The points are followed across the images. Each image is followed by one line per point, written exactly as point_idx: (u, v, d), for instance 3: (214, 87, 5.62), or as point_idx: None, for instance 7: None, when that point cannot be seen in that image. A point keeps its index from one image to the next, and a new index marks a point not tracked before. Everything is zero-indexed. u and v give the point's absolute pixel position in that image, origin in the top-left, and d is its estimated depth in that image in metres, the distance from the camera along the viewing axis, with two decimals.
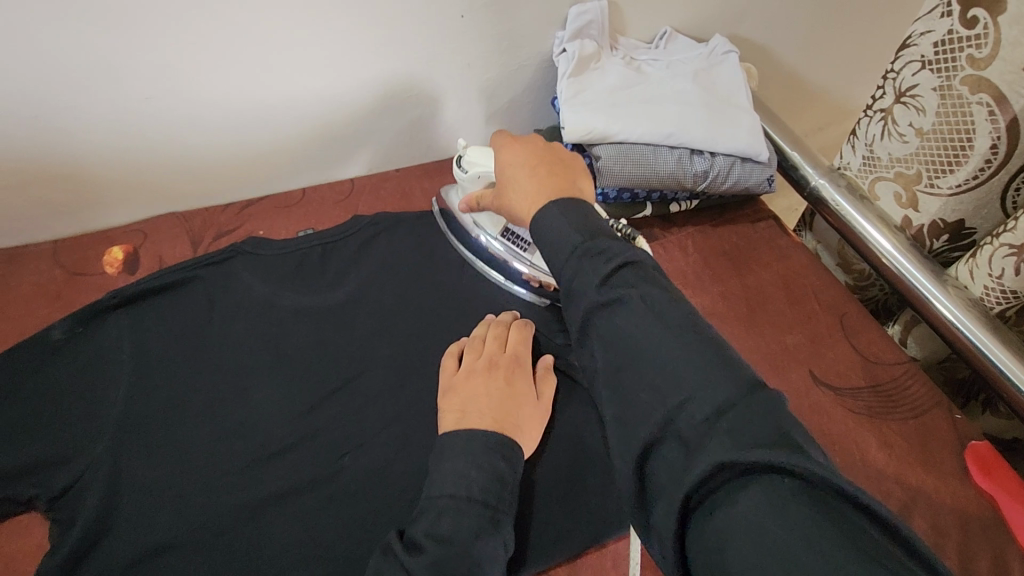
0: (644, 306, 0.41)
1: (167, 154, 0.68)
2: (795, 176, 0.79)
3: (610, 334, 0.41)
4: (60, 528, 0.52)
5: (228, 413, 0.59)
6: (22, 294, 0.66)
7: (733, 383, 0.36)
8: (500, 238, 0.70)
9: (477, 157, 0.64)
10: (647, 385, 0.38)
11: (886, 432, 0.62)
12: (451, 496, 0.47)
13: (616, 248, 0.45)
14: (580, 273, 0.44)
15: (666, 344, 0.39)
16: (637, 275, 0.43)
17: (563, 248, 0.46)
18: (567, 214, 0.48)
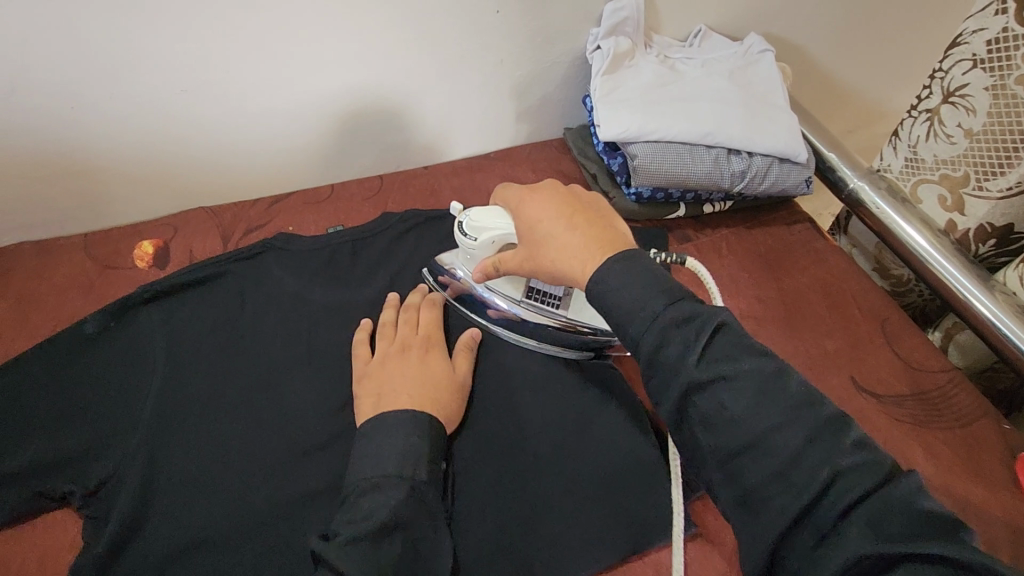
0: (752, 387, 0.38)
1: (195, 149, 0.68)
2: (832, 177, 0.77)
3: (716, 415, 0.39)
4: (95, 522, 0.51)
5: (261, 410, 0.58)
6: (55, 287, 0.66)
7: (869, 469, 0.35)
8: (526, 300, 0.65)
9: (484, 221, 0.60)
10: (765, 464, 0.37)
11: (932, 441, 0.60)
12: (368, 477, 0.49)
13: (701, 312, 0.41)
14: (669, 347, 0.40)
15: (780, 416, 0.37)
16: (727, 344, 0.40)
17: (641, 316, 0.42)
18: (636, 270, 0.44)
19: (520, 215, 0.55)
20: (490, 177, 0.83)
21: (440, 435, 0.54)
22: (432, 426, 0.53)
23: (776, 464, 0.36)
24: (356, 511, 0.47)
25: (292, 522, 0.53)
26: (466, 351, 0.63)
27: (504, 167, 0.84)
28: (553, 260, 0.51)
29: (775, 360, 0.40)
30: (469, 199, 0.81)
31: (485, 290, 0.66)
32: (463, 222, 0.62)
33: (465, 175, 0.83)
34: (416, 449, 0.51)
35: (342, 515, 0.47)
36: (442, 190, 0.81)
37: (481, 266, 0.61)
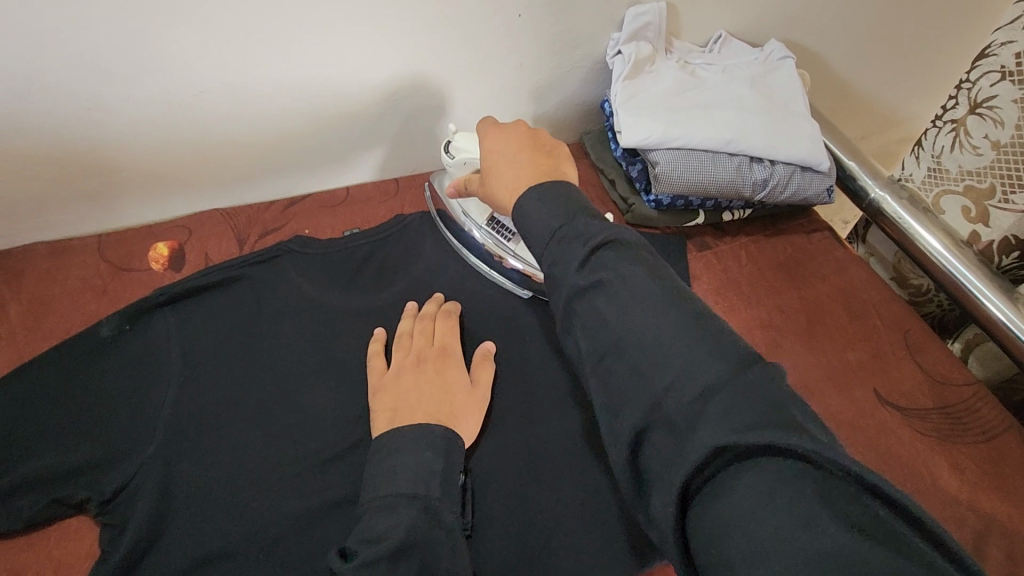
0: (623, 287, 0.40)
1: (211, 152, 0.67)
2: (851, 186, 0.77)
3: (593, 319, 0.41)
4: (111, 531, 0.50)
5: (280, 416, 0.58)
6: (68, 289, 0.65)
7: (722, 358, 0.35)
8: (485, 227, 0.70)
9: (464, 144, 0.65)
10: (630, 362, 0.38)
11: (956, 456, 0.59)
12: (385, 496, 0.48)
13: (593, 227, 0.44)
14: (558, 260, 0.44)
15: (645, 313, 0.39)
16: (611, 254, 0.43)
17: (541, 234, 0.46)
18: (544, 195, 0.48)
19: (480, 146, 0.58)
20: None
21: (458, 449, 0.52)
22: (449, 441, 0.52)
23: (637, 359, 0.38)
24: (369, 530, 0.45)
25: (313, 531, 0.52)
26: (483, 359, 0.62)
27: None
28: (495, 190, 0.56)
29: (659, 269, 0.42)
30: None
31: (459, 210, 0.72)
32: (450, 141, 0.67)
33: None
34: (429, 464, 0.49)
35: (357, 533, 0.45)
36: None
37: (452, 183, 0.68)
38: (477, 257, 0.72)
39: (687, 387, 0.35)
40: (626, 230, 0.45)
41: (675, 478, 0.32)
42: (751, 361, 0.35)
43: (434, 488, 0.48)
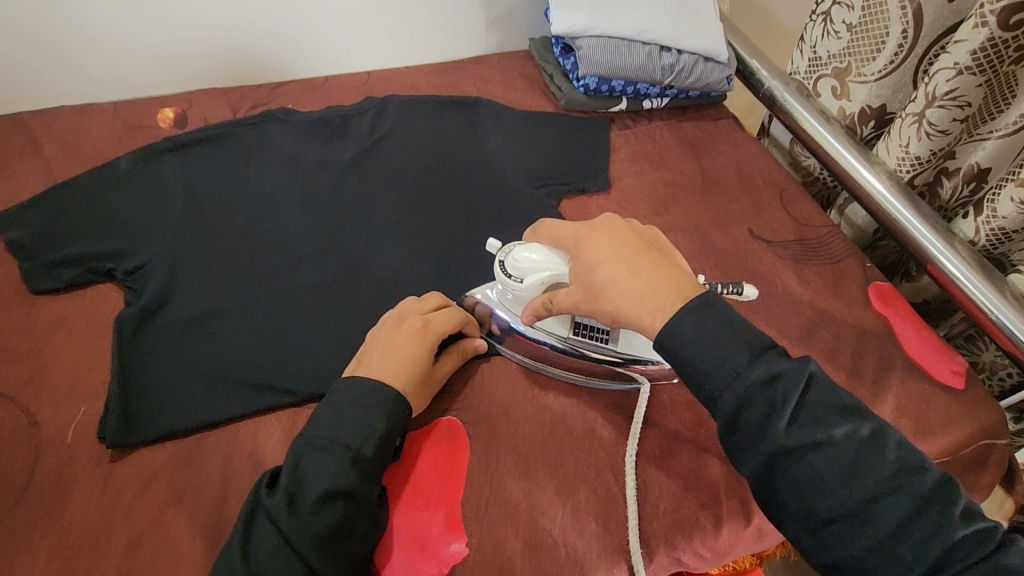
0: (850, 459, 0.44)
1: (212, 30, 0.82)
2: (752, 80, 0.91)
3: (811, 483, 0.44)
4: (132, 293, 0.63)
5: (263, 227, 0.70)
6: (92, 137, 0.78)
7: (965, 535, 0.42)
8: (573, 338, 0.61)
9: (529, 260, 0.58)
10: (865, 534, 0.43)
11: (806, 273, 0.73)
12: (319, 438, 0.49)
13: (785, 371, 0.46)
14: (753, 408, 0.45)
15: (869, 485, 0.43)
16: (813, 402, 0.46)
17: (725, 375, 0.46)
18: (722, 325, 0.48)
19: (579, 250, 0.55)
20: (464, 75, 0.94)
21: (406, 420, 0.53)
22: (397, 408, 0.52)
23: (877, 533, 0.43)
24: (303, 470, 0.48)
25: (284, 299, 0.65)
26: (456, 353, 0.60)
27: (477, 66, 0.96)
28: (615, 301, 0.51)
29: (867, 424, 0.46)
30: (444, 90, 0.92)
31: (529, 329, 0.61)
32: (505, 262, 0.60)
33: (443, 74, 0.94)
34: (373, 422, 0.50)
35: (287, 466, 0.48)
36: (423, 85, 0.92)
37: (530, 309, 0.58)
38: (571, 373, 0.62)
39: (928, 559, 0.42)
40: (813, 371, 0.47)
41: None
42: (978, 535, 0.43)
43: (369, 449, 0.50)
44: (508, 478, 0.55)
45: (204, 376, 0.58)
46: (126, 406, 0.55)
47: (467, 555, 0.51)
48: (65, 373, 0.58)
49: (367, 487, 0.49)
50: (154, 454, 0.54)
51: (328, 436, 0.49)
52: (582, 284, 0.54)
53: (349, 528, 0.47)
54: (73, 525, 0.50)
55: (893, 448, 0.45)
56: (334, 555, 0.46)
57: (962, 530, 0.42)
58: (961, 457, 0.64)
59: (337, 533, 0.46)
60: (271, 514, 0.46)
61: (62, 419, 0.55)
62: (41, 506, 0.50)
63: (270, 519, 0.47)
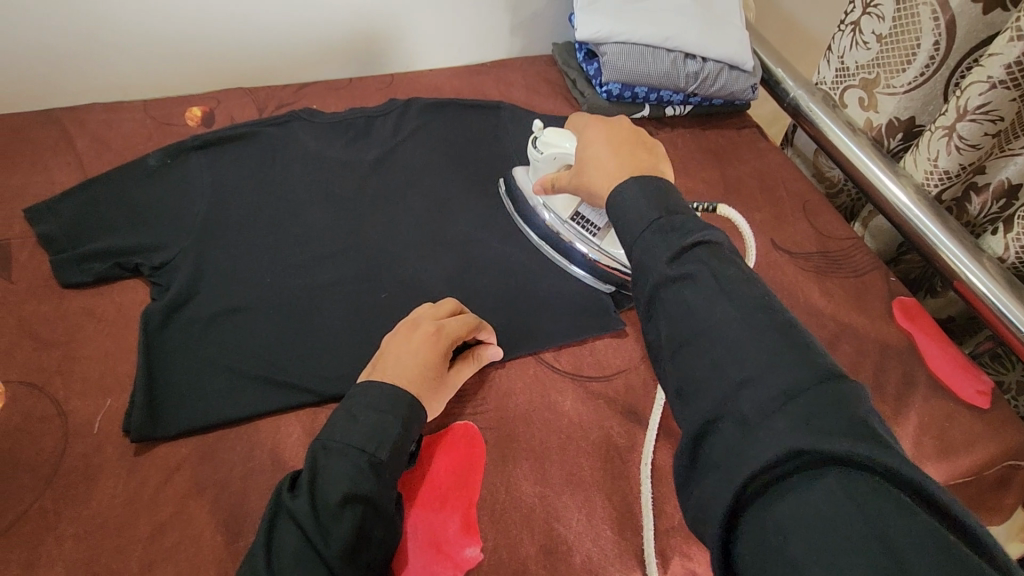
0: (712, 287, 0.42)
1: (240, 29, 0.83)
2: (777, 89, 0.90)
3: (674, 309, 0.43)
4: (159, 288, 0.64)
5: (287, 226, 0.71)
6: (122, 133, 0.79)
7: (810, 370, 0.37)
8: (569, 222, 0.71)
9: (554, 140, 0.67)
10: (710, 361, 0.40)
11: (829, 285, 0.73)
12: (337, 442, 0.49)
13: (688, 223, 0.46)
14: (653, 249, 0.45)
15: (722, 312, 0.41)
16: (704, 250, 0.44)
17: (637, 223, 0.47)
18: (648, 190, 0.49)
19: (583, 136, 0.61)
20: (487, 78, 0.95)
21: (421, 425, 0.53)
22: (411, 411, 0.52)
23: (718, 355, 0.40)
24: (323, 474, 0.48)
25: (307, 297, 0.66)
26: (471, 359, 0.60)
27: (500, 69, 0.96)
28: (591, 179, 0.57)
29: (743, 271, 0.44)
30: (466, 93, 0.92)
31: (540, 204, 0.73)
32: (537, 138, 0.69)
33: (466, 77, 0.95)
34: (388, 427, 0.51)
35: (305, 471, 0.48)
36: (446, 88, 0.93)
37: (540, 181, 0.69)
38: (558, 251, 0.72)
39: (760, 388, 0.37)
40: (723, 235, 0.46)
41: (741, 472, 0.34)
42: (827, 374, 0.36)
43: (385, 453, 0.50)
44: (524, 483, 0.55)
45: (227, 372, 0.59)
46: (151, 400, 0.56)
47: (483, 559, 0.51)
48: (91, 364, 0.59)
49: (385, 493, 0.49)
50: (177, 448, 0.55)
51: (343, 441, 0.50)
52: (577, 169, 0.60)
53: (368, 532, 0.47)
54: (96, 515, 0.50)
55: (761, 293, 0.42)
56: (356, 559, 0.46)
57: (804, 365, 0.37)
58: (984, 477, 0.63)
59: (356, 538, 0.46)
60: (294, 517, 0.46)
61: (89, 411, 0.56)
62: (66, 494, 0.51)
63: (290, 523, 0.46)
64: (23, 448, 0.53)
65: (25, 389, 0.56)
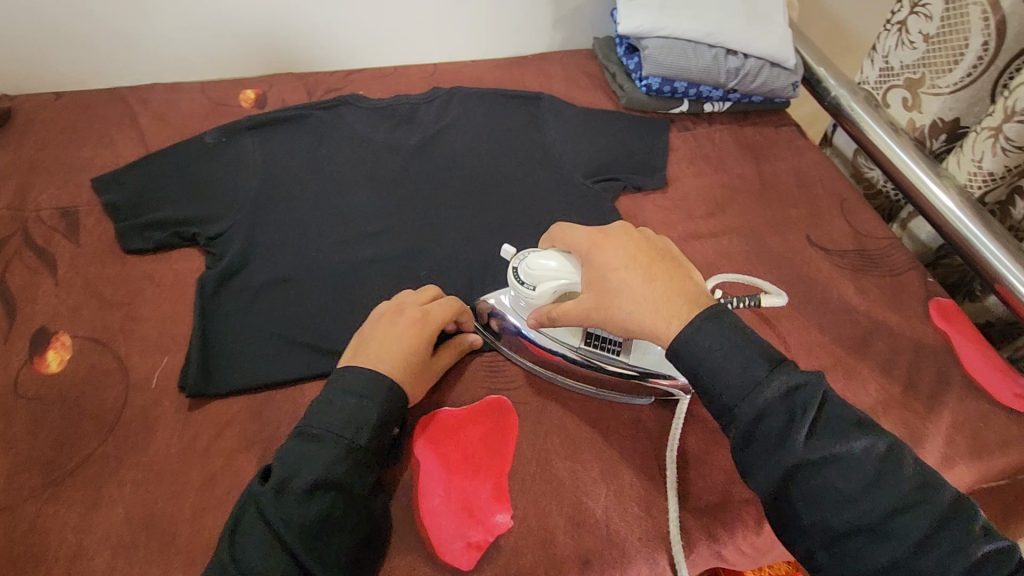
0: (869, 471, 0.44)
1: (294, 16, 0.86)
2: (818, 88, 0.90)
3: (825, 494, 0.44)
4: (213, 257, 0.68)
5: (334, 204, 0.74)
6: (181, 112, 0.83)
7: (987, 555, 0.42)
8: (584, 348, 0.59)
9: (543, 267, 0.57)
10: (881, 548, 0.42)
11: (864, 282, 0.73)
12: (311, 429, 0.50)
13: (805, 385, 0.46)
14: (770, 420, 0.45)
15: (887, 499, 0.43)
16: (830, 418, 0.46)
17: (744, 385, 0.47)
18: (741, 338, 0.48)
19: (587, 252, 0.55)
20: (527, 70, 0.97)
21: (401, 411, 0.54)
22: (393, 396, 0.52)
23: (899, 549, 0.42)
24: (292, 460, 0.48)
25: (351, 271, 0.68)
26: (448, 349, 0.61)
27: (541, 62, 0.98)
28: (627, 309, 0.51)
29: (881, 437, 0.46)
30: (508, 83, 0.94)
31: (539, 336, 0.60)
32: (518, 268, 0.59)
33: (506, 69, 0.97)
34: (365, 413, 0.51)
35: (278, 458, 0.49)
36: (487, 78, 0.95)
37: (536, 315, 0.58)
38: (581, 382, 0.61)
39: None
40: (831, 391, 0.47)
41: None
42: (1003, 556, 0.42)
43: (361, 438, 0.50)
44: (556, 458, 0.57)
45: (275, 337, 0.62)
46: (205, 359, 0.59)
47: (512, 526, 0.53)
48: (150, 325, 0.62)
49: (358, 478, 0.49)
50: (228, 405, 0.58)
51: (321, 426, 0.50)
52: (591, 289, 0.54)
53: (339, 518, 0.47)
54: (154, 462, 0.54)
55: (909, 463, 0.45)
56: (323, 549, 0.46)
57: (980, 548, 0.42)
58: (1018, 480, 0.63)
59: (326, 525, 0.47)
60: (258, 503, 0.46)
61: (148, 367, 0.59)
62: (126, 443, 0.54)
63: (258, 510, 0.47)
64: (88, 398, 0.57)
65: (91, 344, 0.60)
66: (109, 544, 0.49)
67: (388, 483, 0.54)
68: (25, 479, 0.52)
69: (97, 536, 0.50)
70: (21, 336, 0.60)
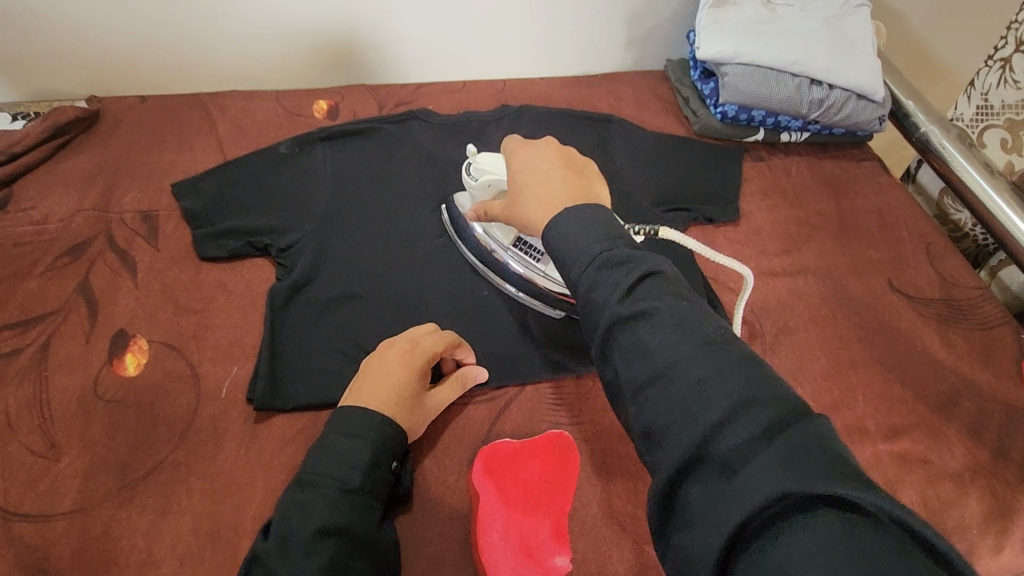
0: (670, 325, 0.40)
1: (370, 29, 0.87)
2: (906, 123, 0.85)
3: (633, 348, 0.41)
4: (284, 269, 0.69)
5: (401, 220, 0.75)
6: (257, 120, 0.85)
7: (774, 402, 0.35)
8: (512, 249, 0.67)
9: (487, 166, 0.63)
10: (671, 395, 0.38)
11: (951, 335, 0.69)
12: (308, 475, 0.48)
13: (635, 257, 0.44)
14: (600, 287, 0.43)
15: (686, 353, 0.39)
16: (657, 286, 0.43)
17: (581, 257, 0.46)
18: (588, 220, 0.48)
19: (511, 162, 0.60)
20: (597, 90, 0.95)
21: (400, 446, 0.52)
22: (388, 431, 0.51)
23: (684, 396, 0.38)
24: (293, 510, 0.46)
25: (417, 290, 0.68)
26: (454, 381, 0.59)
27: (611, 83, 0.96)
28: (526, 209, 0.56)
29: (699, 307, 0.43)
30: (577, 103, 0.93)
31: (477, 231, 0.69)
32: (471, 163, 0.65)
33: (575, 88, 0.95)
34: (360, 452, 0.50)
35: (279, 511, 0.47)
36: (556, 98, 0.93)
37: (476, 206, 0.65)
38: (508, 281, 0.68)
39: (743, 420, 0.35)
40: (670, 268, 0.45)
41: (724, 517, 0.32)
42: (799, 411, 0.35)
43: (360, 478, 0.49)
44: (619, 501, 0.55)
45: (342, 355, 0.63)
46: (273, 373, 0.60)
47: (571, 569, 0.51)
48: (222, 334, 0.64)
49: (364, 521, 0.48)
50: (294, 420, 0.58)
51: (318, 469, 0.48)
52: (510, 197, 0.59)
53: (348, 564, 0.45)
54: (222, 473, 0.55)
55: (720, 328, 0.41)
56: None
57: (776, 399, 0.36)
58: None
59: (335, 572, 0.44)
60: (264, 557, 0.45)
61: (219, 375, 0.61)
62: (196, 451, 0.55)
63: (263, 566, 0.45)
64: (162, 403, 0.58)
65: (166, 349, 0.62)
66: (176, 553, 0.50)
67: (448, 513, 0.54)
68: (101, 481, 0.53)
69: (165, 544, 0.51)
70: (101, 336, 0.62)
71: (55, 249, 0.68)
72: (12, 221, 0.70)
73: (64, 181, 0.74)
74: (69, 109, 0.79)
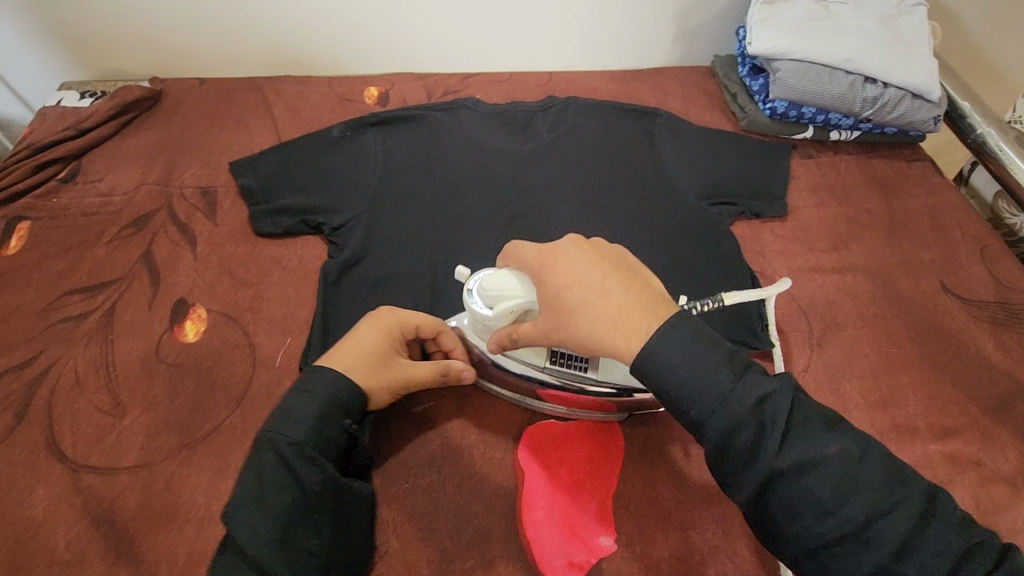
0: (842, 477, 0.40)
1: (421, 20, 0.89)
2: (961, 125, 0.84)
3: (806, 506, 0.40)
4: (336, 247, 0.71)
5: (449, 205, 0.76)
6: (309, 104, 0.87)
7: (954, 535, 0.39)
8: (549, 367, 0.56)
9: (499, 289, 0.52)
10: (862, 552, 0.39)
11: (1006, 339, 0.67)
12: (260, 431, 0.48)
13: (771, 393, 0.42)
14: (744, 434, 0.41)
15: (865, 503, 0.40)
16: (801, 421, 0.42)
17: (709, 399, 0.42)
18: (706, 345, 0.43)
19: (543, 274, 0.49)
20: (643, 84, 0.95)
21: (351, 406, 0.50)
22: (336, 387, 0.50)
23: (874, 549, 0.39)
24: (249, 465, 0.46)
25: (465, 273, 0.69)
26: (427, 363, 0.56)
27: (657, 77, 0.96)
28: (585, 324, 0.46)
29: (842, 433, 0.42)
30: (623, 97, 0.93)
31: (501, 359, 0.57)
32: (473, 290, 0.54)
33: (620, 82, 0.95)
34: (307, 407, 0.49)
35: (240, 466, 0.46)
36: (601, 91, 0.94)
37: (496, 338, 0.54)
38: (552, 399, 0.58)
39: (941, 564, 0.38)
40: (795, 387, 0.44)
41: None
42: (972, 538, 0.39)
43: (306, 434, 0.47)
44: (664, 487, 0.55)
45: None
46: (326, 347, 0.62)
47: (616, 551, 0.52)
48: (276, 306, 0.66)
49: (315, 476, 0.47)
50: None
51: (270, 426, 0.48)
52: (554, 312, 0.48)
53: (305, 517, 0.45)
54: None
55: (869, 452, 0.42)
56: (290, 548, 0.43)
57: (950, 531, 0.39)
58: None
59: (290, 526, 0.44)
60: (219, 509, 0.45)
61: (274, 346, 0.62)
62: (252, 417, 0.57)
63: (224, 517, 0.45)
64: (220, 370, 0.60)
65: (223, 318, 0.64)
66: None
67: (494, 489, 0.54)
68: (162, 440, 0.55)
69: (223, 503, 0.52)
70: (164, 304, 0.64)
71: (120, 219, 0.71)
72: (82, 192, 0.73)
73: (129, 157, 0.78)
74: (134, 88, 0.82)
